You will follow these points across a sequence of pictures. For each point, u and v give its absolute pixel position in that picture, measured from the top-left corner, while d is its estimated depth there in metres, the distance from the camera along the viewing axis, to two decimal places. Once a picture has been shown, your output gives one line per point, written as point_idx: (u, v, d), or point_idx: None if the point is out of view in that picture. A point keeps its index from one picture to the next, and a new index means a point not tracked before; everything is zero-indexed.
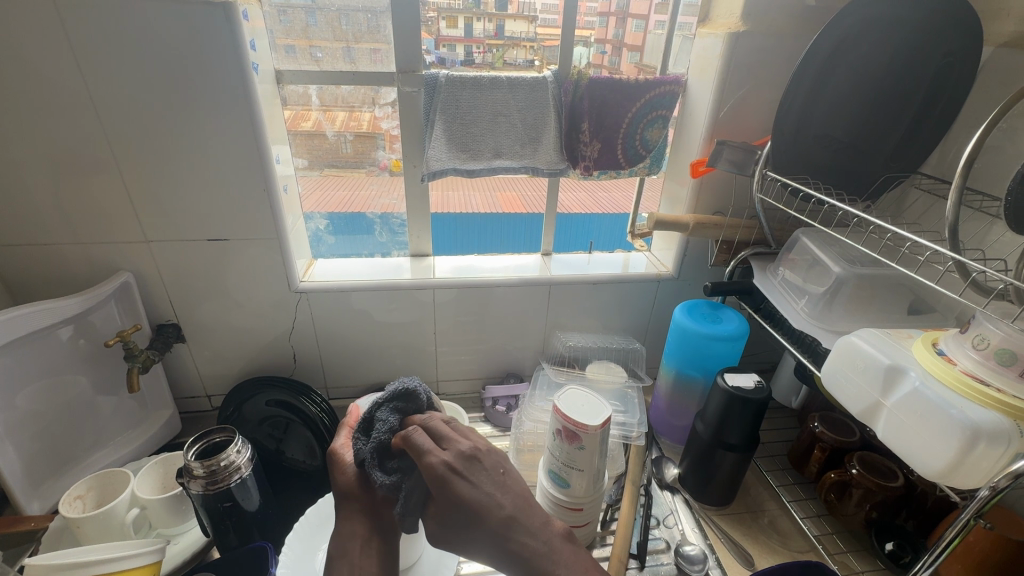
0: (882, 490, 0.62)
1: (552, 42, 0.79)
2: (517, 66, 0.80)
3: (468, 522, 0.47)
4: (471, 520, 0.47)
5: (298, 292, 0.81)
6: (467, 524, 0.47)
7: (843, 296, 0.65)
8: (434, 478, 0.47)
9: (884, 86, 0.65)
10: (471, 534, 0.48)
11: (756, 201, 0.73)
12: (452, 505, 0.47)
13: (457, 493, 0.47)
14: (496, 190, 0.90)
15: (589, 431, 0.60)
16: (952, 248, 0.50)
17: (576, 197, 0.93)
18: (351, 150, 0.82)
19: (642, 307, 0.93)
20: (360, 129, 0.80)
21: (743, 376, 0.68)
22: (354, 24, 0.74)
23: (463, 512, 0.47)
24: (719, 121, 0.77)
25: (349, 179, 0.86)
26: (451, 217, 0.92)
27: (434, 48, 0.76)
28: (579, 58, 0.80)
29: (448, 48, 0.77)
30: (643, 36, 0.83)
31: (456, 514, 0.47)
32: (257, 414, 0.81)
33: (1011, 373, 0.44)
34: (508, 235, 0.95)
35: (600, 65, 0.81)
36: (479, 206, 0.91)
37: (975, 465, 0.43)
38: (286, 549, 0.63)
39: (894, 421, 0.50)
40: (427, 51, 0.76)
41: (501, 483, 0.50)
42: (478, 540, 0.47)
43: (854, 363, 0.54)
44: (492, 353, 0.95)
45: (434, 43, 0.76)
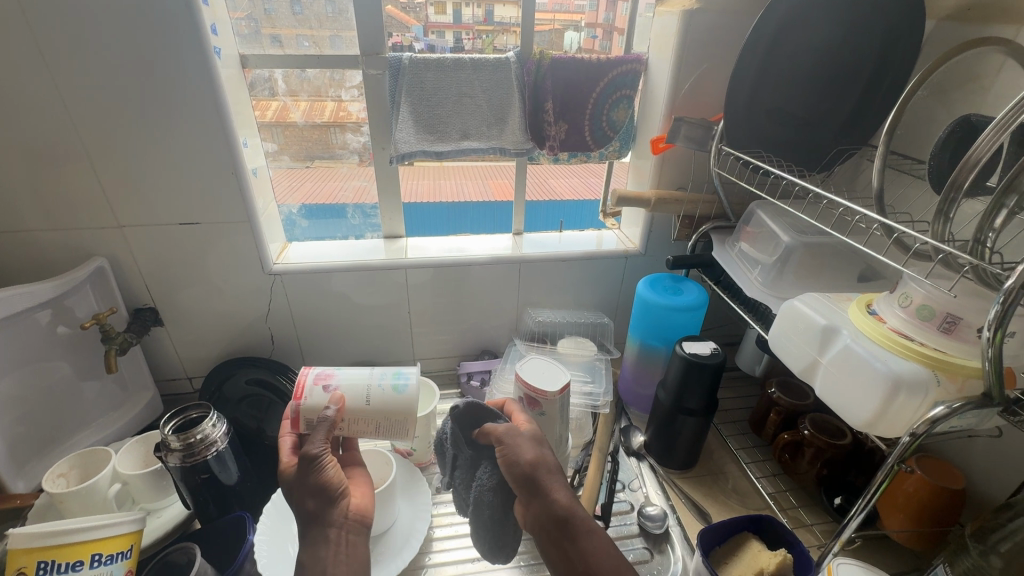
0: (830, 448, 0.66)
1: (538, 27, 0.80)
2: (507, 51, 0.81)
3: (527, 447, 0.53)
4: (529, 449, 0.52)
5: (273, 274, 0.83)
6: (528, 450, 0.52)
7: (793, 263, 0.67)
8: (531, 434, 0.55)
9: (831, 62, 0.67)
10: (529, 458, 0.51)
11: (713, 175, 0.75)
12: (518, 440, 0.53)
13: (516, 437, 0.53)
14: (487, 178, 0.96)
15: (548, 397, 0.62)
16: (877, 211, 0.52)
17: (569, 182, 0.98)
18: (338, 142, 0.84)
19: (611, 284, 0.95)
20: (347, 119, 0.82)
21: (700, 344, 0.71)
22: (337, 10, 0.75)
23: (513, 441, 0.53)
24: (680, 98, 0.79)
25: (334, 171, 0.88)
26: (443, 206, 0.95)
27: (423, 36, 0.79)
28: (570, 43, 0.83)
29: (437, 35, 0.80)
30: (631, 18, 0.84)
31: (508, 438, 0.53)
32: (236, 393, 0.84)
33: (933, 327, 0.47)
34: (496, 222, 0.98)
35: (592, 49, 0.84)
36: (469, 194, 0.96)
37: (898, 413, 0.46)
38: (263, 520, 0.67)
39: (830, 377, 0.52)
40: (415, 38, 0.79)
41: (525, 448, 0.52)
42: (525, 468, 0.51)
43: (796, 325, 0.57)
44: (469, 331, 0.97)
45: (422, 30, 0.79)
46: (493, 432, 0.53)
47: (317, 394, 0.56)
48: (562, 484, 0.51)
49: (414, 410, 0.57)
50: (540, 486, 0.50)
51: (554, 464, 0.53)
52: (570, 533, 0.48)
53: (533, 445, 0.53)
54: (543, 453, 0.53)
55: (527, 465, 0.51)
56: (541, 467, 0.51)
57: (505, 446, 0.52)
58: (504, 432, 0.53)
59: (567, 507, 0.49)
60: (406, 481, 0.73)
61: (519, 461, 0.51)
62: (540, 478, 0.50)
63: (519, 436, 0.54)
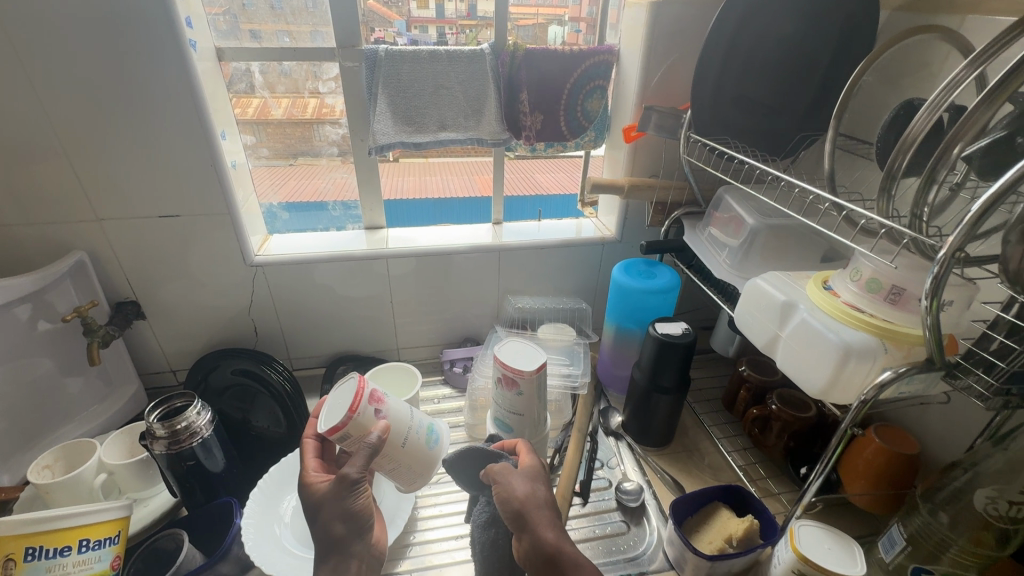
0: (796, 420, 0.69)
1: (525, 22, 0.83)
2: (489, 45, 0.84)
3: (520, 484, 0.54)
4: (520, 487, 0.53)
5: (254, 265, 0.84)
6: (520, 485, 0.53)
7: (758, 246, 0.69)
8: (527, 472, 0.56)
9: (791, 51, 0.70)
10: (519, 496, 0.52)
11: (682, 163, 0.77)
12: (510, 478, 0.54)
13: (509, 476, 0.54)
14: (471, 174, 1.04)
15: (525, 376, 0.64)
16: (829, 189, 0.57)
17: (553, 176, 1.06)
18: (320, 138, 0.87)
19: (589, 271, 0.98)
20: (332, 115, 0.84)
21: (672, 325, 0.74)
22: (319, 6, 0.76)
23: (502, 481, 0.54)
24: (651, 88, 0.81)
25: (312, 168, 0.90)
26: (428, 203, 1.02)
27: (406, 30, 0.81)
28: (556, 37, 0.86)
29: (420, 29, 0.81)
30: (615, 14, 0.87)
31: (501, 475, 0.54)
32: (222, 384, 0.84)
33: (880, 298, 0.50)
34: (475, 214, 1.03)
35: (574, 43, 0.87)
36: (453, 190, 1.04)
37: (850, 380, 0.49)
38: (248, 505, 0.68)
39: (789, 349, 0.55)
40: (398, 33, 0.81)
41: (517, 485, 0.53)
42: (513, 506, 0.51)
43: (758, 303, 0.60)
44: (451, 320, 0.99)
45: (405, 25, 0.81)
46: (488, 472, 0.55)
47: (368, 415, 0.55)
48: (552, 521, 0.51)
49: (423, 483, 0.62)
50: (528, 522, 0.50)
51: (548, 502, 0.53)
52: (556, 571, 0.47)
53: (526, 483, 0.54)
54: (539, 492, 0.53)
55: (516, 502, 0.51)
56: (530, 504, 0.51)
57: (498, 485, 0.53)
58: (498, 471, 0.55)
59: (552, 543, 0.48)
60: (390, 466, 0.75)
61: (506, 496, 0.52)
62: (528, 514, 0.51)
63: (513, 472, 0.55)
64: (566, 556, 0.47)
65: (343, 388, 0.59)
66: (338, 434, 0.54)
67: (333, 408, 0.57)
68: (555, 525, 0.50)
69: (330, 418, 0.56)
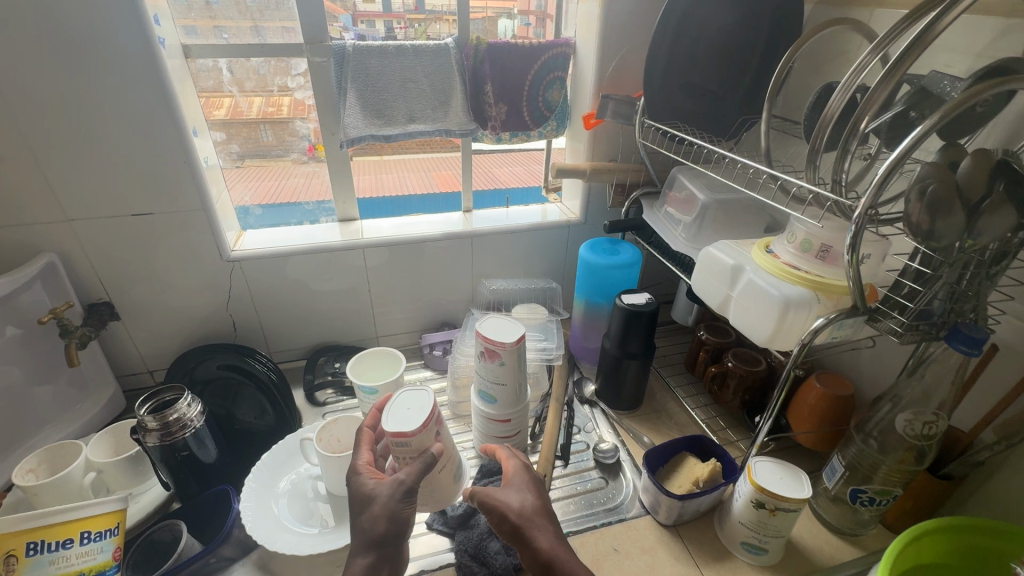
0: (749, 374, 0.77)
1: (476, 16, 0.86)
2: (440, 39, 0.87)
3: (509, 498, 0.56)
4: (508, 504, 0.55)
5: (231, 261, 0.85)
6: (512, 500, 0.56)
7: (709, 220, 0.76)
8: (512, 485, 0.58)
9: (730, 42, 0.77)
10: (509, 512, 0.55)
11: (639, 146, 0.84)
12: (496, 497, 0.56)
13: (496, 495, 0.56)
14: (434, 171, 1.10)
15: (506, 347, 0.69)
16: (766, 163, 0.65)
17: (512, 171, 1.14)
18: (270, 137, 0.89)
19: (556, 252, 1.04)
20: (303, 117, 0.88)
21: (636, 296, 0.81)
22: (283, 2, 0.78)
23: (488, 502, 0.56)
24: (606, 77, 0.87)
25: (273, 168, 0.93)
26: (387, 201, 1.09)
27: (352, 25, 0.82)
28: (506, 30, 0.89)
29: (366, 25, 0.83)
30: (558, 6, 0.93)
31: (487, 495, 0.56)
32: (205, 379, 0.85)
33: (811, 256, 0.57)
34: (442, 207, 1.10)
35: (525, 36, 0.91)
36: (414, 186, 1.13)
37: (790, 328, 0.57)
38: (246, 490, 0.70)
39: (739, 307, 0.63)
40: (343, 28, 0.82)
41: (509, 500, 0.56)
42: (506, 524, 0.54)
43: (710, 268, 0.67)
44: (428, 305, 1.03)
45: (350, 20, 0.82)
46: (474, 494, 0.57)
47: (431, 434, 0.56)
48: (547, 528, 0.54)
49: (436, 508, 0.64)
50: (523, 535, 0.53)
51: (541, 510, 0.55)
52: None
53: (517, 497, 0.56)
54: (528, 499, 0.56)
55: (508, 518, 0.54)
56: (522, 518, 0.54)
57: (487, 505, 0.56)
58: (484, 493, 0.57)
59: (546, 553, 0.51)
60: None
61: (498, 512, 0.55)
62: (523, 526, 0.54)
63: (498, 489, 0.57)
64: (560, 564, 0.51)
65: (413, 396, 0.60)
66: (400, 440, 0.54)
67: (399, 413, 0.57)
68: (549, 533, 0.53)
69: (397, 420, 0.56)
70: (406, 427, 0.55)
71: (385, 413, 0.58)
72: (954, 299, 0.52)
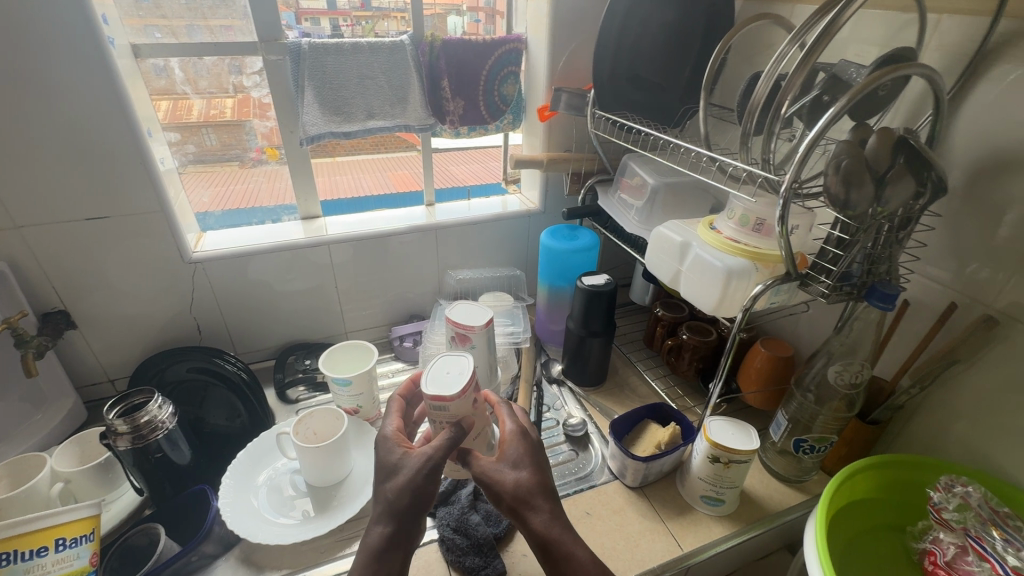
0: (702, 344, 0.83)
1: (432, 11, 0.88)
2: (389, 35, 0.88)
3: (506, 474, 0.56)
4: (506, 480, 0.55)
5: (192, 262, 0.84)
6: (506, 478, 0.55)
7: (659, 203, 0.82)
8: (510, 458, 0.57)
9: (671, 36, 0.83)
10: (506, 490, 0.54)
11: (592, 136, 0.89)
12: (493, 473, 0.55)
13: (492, 470, 0.56)
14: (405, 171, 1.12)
15: (476, 331, 0.72)
16: (706, 147, 0.71)
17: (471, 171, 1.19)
18: (215, 141, 0.89)
19: (519, 241, 1.08)
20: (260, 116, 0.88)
21: (596, 277, 0.85)
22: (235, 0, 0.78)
23: (485, 477, 0.56)
24: (558, 71, 0.92)
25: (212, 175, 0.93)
26: (344, 204, 1.09)
27: (296, 24, 0.82)
28: (456, 27, 0.92)
29: (312, 22, 0.82)
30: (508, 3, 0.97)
31: (487, 469, 0.56)
32: (172, 383, 0.84)
33: (749, 230, 0.63)
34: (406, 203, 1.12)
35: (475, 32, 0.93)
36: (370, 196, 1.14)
37: (733, 296, 0.63)
38: (223, 488, 0.70)
39: (688, 280, 0.68)
40: (288, 26, 0.81)
41: (506, 475, 0.55)
42: (502, 499, 0.54)
43: (660, 246, 0.72)
44: (396, 299, 1.05)
45: (294, 19, 0.81)
46: (472, 467, 0.56)
47: (469, 402, 0.57)
48: (543, 505, 0.54)
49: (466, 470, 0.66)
50: (519, 512, 0.54)
51: (539, 486, 0.55)
52: (549, 556, 0.52)
53: (514, 473, 0.56)
54: (523, 472, 0.56)
55: (504, 495, 0.54)
56: (519, 497, 0.54)
57: (484, 478, 0.56)
58: (481, 468, 0.56)
59: (542, 534, 0.52)
60: (357, 437, 0.81)
61: (494, 488, 0.55)
62: (519, 505, 0.54)
63: (496, 464, 0.56)
64: (555, 544, 0.52)
65: (454, 361, 0.60)
66: (439, 403, 0.55)
67: (438, 376, 0.58)
68: (546, 512, 0.53)
69: (437, 383, 0.57)
70: (446, 391, 0.55)
71: (425, 374, 0.58)
72: (870, 260, 0.60)
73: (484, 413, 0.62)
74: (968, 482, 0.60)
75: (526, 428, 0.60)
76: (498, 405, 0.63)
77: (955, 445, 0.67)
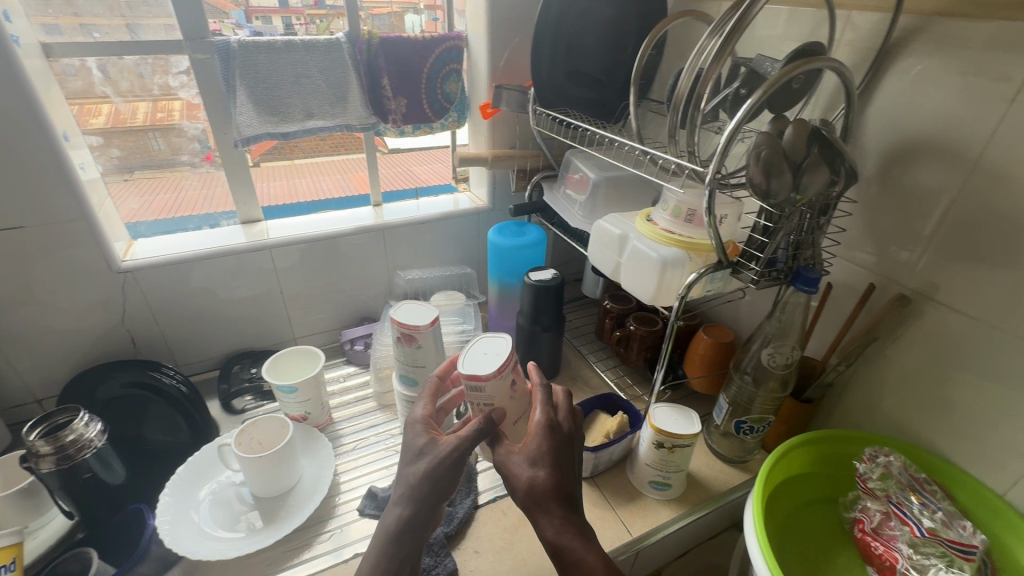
0: (648, 334, 0.85)
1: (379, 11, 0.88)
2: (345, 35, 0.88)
3: (521, 471, 0.53)
4: (521, 479, 0.52)
5: (122, 272, 0.80)
6: (522, 474, 0.52)
7: (600, 197, 0.83)
8: (529, 456, 0.53)
9: (606, 34, 0.84)
10: (519, 490, 0.52)
11: (535, 133, 0.89)
12: (511, 467, 0.53)
13: (510, 464, 0.53)
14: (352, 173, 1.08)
15: (422, 330, 0.72)
16: (638, 140, 0.72)
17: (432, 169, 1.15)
18: (163, 145, 0.86)
19: (469, 239, 1.08)
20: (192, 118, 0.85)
21: (542, 272, 0.86)
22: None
23: (503, 469, 0.54)
24: (499, 69, 0.92)
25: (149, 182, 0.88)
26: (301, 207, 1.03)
27: (246, 21, 0.83)
28: (413, 25, 0.94)
29: (263, 20, 0.83)
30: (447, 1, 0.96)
31: (506, 462, 0.54)
32: (106, 398, 0.80)
33: (681, 221, 0.65)
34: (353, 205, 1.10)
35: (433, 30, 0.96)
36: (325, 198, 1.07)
37: (669, 285, 0.64)
38: (161, 503, 0.68)
39: (628, 271, 0.69)
40: (237, 22, 0.82)
41: (519, 475, 0.52)
42: (517, 494, 0.53)
43: (601, 239, 0.74)
44: (345, 302, 1.03)
45: (244, 15, 0.83)
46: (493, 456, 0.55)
47: (506, 383, 0.55)
48: (555, 510, 0.51)
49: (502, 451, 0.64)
50: (532, 512, 0.52)
51: (555, 492, 0.51)
52: (558, 558, 0.50)
53: (529, 473, 0.52)
54: (540, 472, 0.52)
55: (517, 492, 0.52)
56: (530, 501, 0.51)
57: (503, 469, 0.54)
58: (500, 460, 0.54)
59: (549, 540, 0.50)
60: (306, 443, 0.79)
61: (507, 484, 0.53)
62: (532, 503, 0.52)
63: (513, 460, 0.53)
64: (564, 552, 0.50)
65: (492, 343, 0.59)
66: (475, 384, 0.54)
67: (476, 357, 0.57)
68: (556, 521, 0.50)
69: (473, 363, 0.55)
70: (483, 370, 0.54)
71: (462, 355, 0.57)
72: (794, 246, 0.62)
73: (522, 393, 0.58)
74: (890, 452, 0.64)
75: (555, 425, 0.54)
76: (535, 386, 0.58)
77: (882, 417, 0.71)
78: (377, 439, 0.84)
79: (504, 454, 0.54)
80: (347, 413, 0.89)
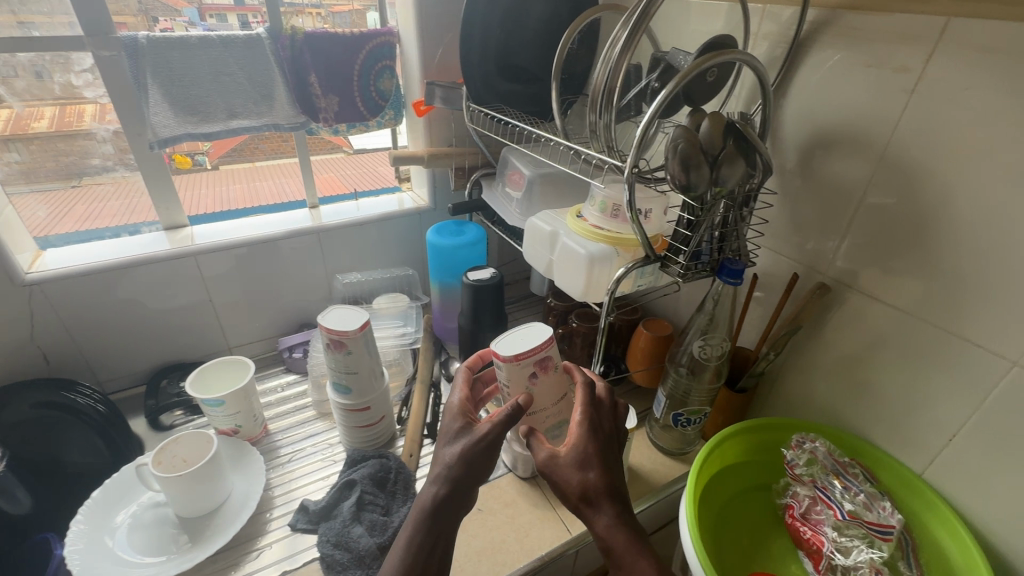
0: (590, 330, 0.86)
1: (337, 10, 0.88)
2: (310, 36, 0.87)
3: (569, 475, 0.50)
4: (572, 481, 0.50)
5: (26, 285, 0.74)
6: (572, 477, 0.50)
7: (537, 194, 0.83)
8: (575, 457, 0.51)
9: (536, 30, 0.84)
10: (571, 492, 0.50)
11: (471, 130, 0.88)
12: (560, 470, 0.51)
13: (556, 467, 0.51)
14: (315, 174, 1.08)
15: (350, 335, 0.69)
16: (564, 135, 0.72)
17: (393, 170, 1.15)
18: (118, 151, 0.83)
19: (411, 239, 1.05)
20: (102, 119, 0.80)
21: (481, 272, 0.85)
22: None
23: (548, 469, 0.52)
24: (432, 65, 0.90)
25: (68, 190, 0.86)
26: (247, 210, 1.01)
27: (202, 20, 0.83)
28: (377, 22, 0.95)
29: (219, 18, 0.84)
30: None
31: (550, 462, 0.52)
32: (10, 421, 0.72)
33: (608, 216, 0.65)
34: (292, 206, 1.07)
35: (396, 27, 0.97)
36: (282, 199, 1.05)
37: (597, 280, 0.64)
38: (71, 532, 0.64)
39: (560, 268, 0.69)
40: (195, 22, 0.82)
41: (568, 476, 0.50)
42: (565, 496, 0.51)
43: (533, 237, 0.73)
44: (283, 308, 0.99)
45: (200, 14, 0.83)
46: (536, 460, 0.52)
47: (524, 372, 0.53)
48: (609, 508, 0.49)
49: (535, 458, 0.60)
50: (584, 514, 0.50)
51: (608, 492, 0.50)
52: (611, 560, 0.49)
53: (579, 476, 0.50)
54: (588, 474, 0.50)
55: (567, 495, 0.51)
56: (583, 501, 0.50)
57: (549, 472, 0.52)
58: (546, 462, 0.52)
59: (603, 540, 0.49)
60: (237, 457, 0.76)
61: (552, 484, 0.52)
62: (583, 504, 0.50)
63: (559, 461, 0.51)
64: (618, 553, 0.48)
65: (534, 331, 0.57)
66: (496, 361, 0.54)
67: (511, 341, 0.56)
68: (610, 520, 0.49)
69: (506, 344, 0.56)
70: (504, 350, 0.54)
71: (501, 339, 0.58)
72: (718, 240, 0.63)
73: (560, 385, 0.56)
74: (816, 438, 0.66)
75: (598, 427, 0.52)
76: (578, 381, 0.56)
77: (813, 404, 0.72)
78: (315, 450, 0.81)
79: (548, 455, 0.52)
80: (284, 424, 0.85)
